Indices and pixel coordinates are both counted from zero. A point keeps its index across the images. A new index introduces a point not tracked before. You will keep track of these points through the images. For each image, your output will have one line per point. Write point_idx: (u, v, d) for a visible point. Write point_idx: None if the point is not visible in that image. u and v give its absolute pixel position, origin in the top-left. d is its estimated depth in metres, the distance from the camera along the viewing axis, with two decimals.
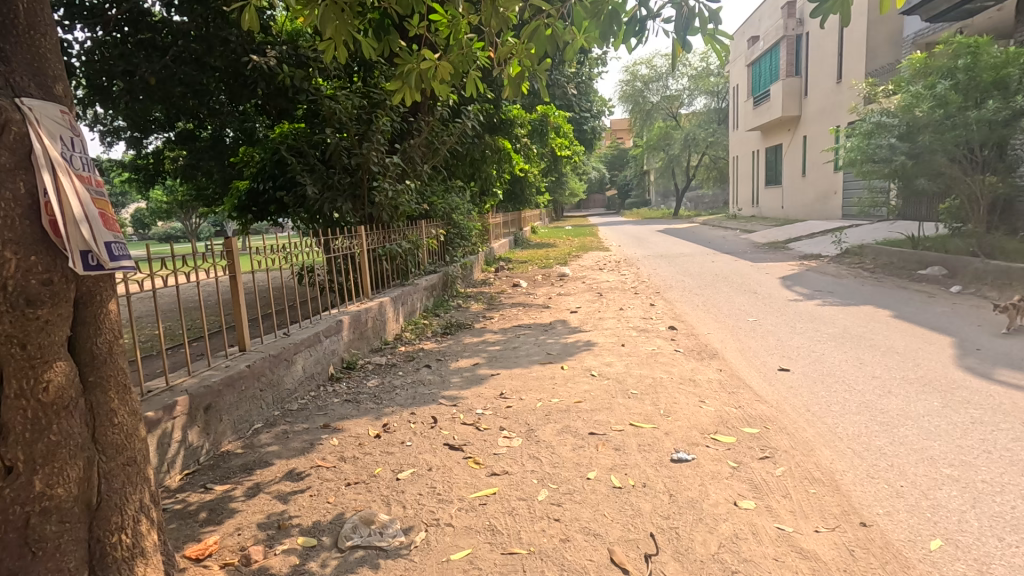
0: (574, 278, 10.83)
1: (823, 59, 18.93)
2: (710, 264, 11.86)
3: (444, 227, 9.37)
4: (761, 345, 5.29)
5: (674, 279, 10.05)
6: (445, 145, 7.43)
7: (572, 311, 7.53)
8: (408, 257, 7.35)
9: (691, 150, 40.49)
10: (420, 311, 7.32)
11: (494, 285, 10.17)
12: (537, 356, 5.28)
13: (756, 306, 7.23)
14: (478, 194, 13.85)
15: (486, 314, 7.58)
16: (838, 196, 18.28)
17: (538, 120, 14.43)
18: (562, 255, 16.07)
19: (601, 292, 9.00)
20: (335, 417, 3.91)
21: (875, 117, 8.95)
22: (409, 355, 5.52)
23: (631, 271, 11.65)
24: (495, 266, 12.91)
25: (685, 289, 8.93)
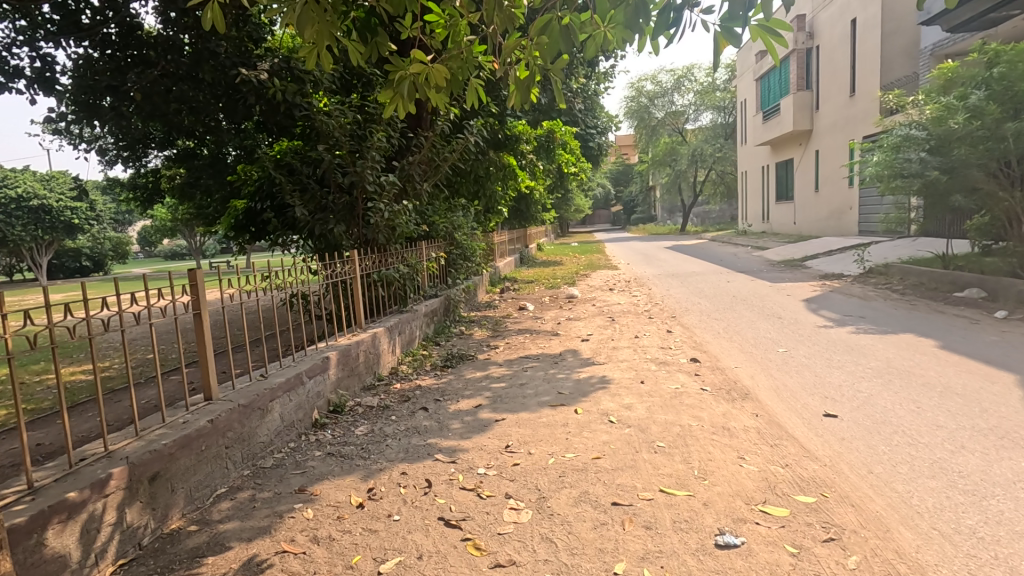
0: (583, 300, 10.30)
1: (836, 72, 18.52)
2: (726, 284, 11.31)
3: (446, 248, 8.89)
4: (797, 383, 4.73)
5: (690, 302, 9.49)
6: (446, 162, 6.96)
7: (583, 339, 6.99)
8: (407, 282, 6.83)
9: (699, 166, 40.11)
10: (419, 340, 6.80)
11: (500, 309, 9.65)
12: (547, 396, 4.73)
13: (783, 333, 6.66)
14: (483, 212, 13.41)
15: (491, 343, 7.04)
16: (855, 211, 17.71)
17: (544, 136, 13.99)
18: (570, 274, 15.57)
19: (613, 316, 8.46)
20: (314, 476, 3.37)
21: (903, 130, 8.42)
22: (404, 394, 4.97)
23: (643, 292, 11.10)
24: (500, 286, 12.40)
25: (702, 313, 8.37)
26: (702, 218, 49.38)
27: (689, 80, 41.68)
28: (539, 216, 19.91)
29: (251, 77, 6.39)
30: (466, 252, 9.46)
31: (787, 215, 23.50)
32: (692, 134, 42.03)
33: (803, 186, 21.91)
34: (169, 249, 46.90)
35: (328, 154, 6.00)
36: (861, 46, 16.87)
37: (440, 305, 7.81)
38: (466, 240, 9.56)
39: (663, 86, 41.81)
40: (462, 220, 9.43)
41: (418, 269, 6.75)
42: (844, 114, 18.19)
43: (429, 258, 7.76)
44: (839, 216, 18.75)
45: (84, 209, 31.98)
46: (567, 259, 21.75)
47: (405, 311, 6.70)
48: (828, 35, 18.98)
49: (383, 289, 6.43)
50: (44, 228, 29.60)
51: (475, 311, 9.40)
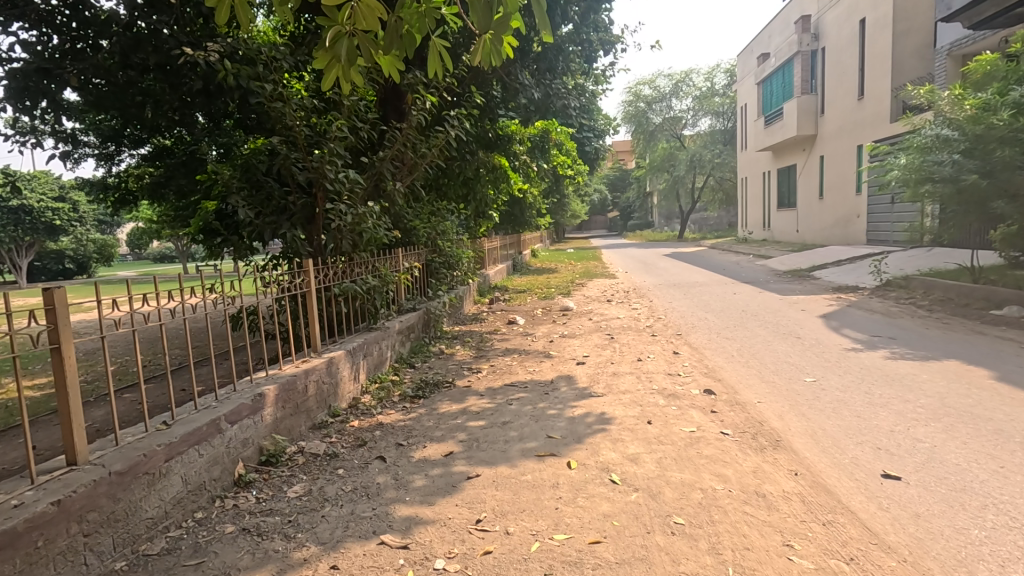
0: (579, 313, 9.46)
1: (843, 75, 17.85)
2: (733, 297, 10.49)
3: (425, 255, 8.06)
4: (837, 426, 3.90)
5: (696, 316, 8.64)
6: (424, 159, 6.13)
7: (578, 361, 6.14)
8: (378, 295, 5.94)
9: (697, 172, 39.44)
10: (390, 362, 5.93)
11: (487, 323, 8.78)
12: (534, 441, 3.88)
13: (806, 357, 5.83)
14: (472, 216, 12.66)
15: (473, 366, 6.17)
16: (863, 219, 16.96)
17: (539, 136, 13.15)
18: (564, 282, 14.75)
19: (612, 333, 7.62)
20: (213, 569, 2.49)
21: (932, 130, 7.73)
22: (359, 436, 4.09)
23: (643, 305, 10.27)
24: (490, 297, 11.55)
25: (710, 331, 7.53)
26: (699, 224, 48.76)
27: (688, 85, 41.09)
28: (533, 221, 19.15)
29: (201, 57, 5.53)
30: (447, 259, 8.61)
31: (790, 223, 22.78)
32: (690, 139, 41.41)
33: (807, 192, 21.17)
34: (158, 251, 45.89)
35: (284, 147, 5.15)
36: (871, 47, 16.19)
37: (417, 320, 6.93)
38: (448, 246, 8.72)
39: (661, 90, 41.26)
40: (444, 224, 8.60)
41: (391, 281, 5.87)
42: (851, 118, 17.49)
43: (404, 267, 6.88)
44: (845, 224, 18.01)
45: (68, 210, 30.67)
46: (563, 266, 20.94)
47: (376, 329, 5.81)
48: (835, 36, 18.31)
49: (349, 304, 5.55)
50: (25, 228, 28.62)
51: (459, 325, 8.53)
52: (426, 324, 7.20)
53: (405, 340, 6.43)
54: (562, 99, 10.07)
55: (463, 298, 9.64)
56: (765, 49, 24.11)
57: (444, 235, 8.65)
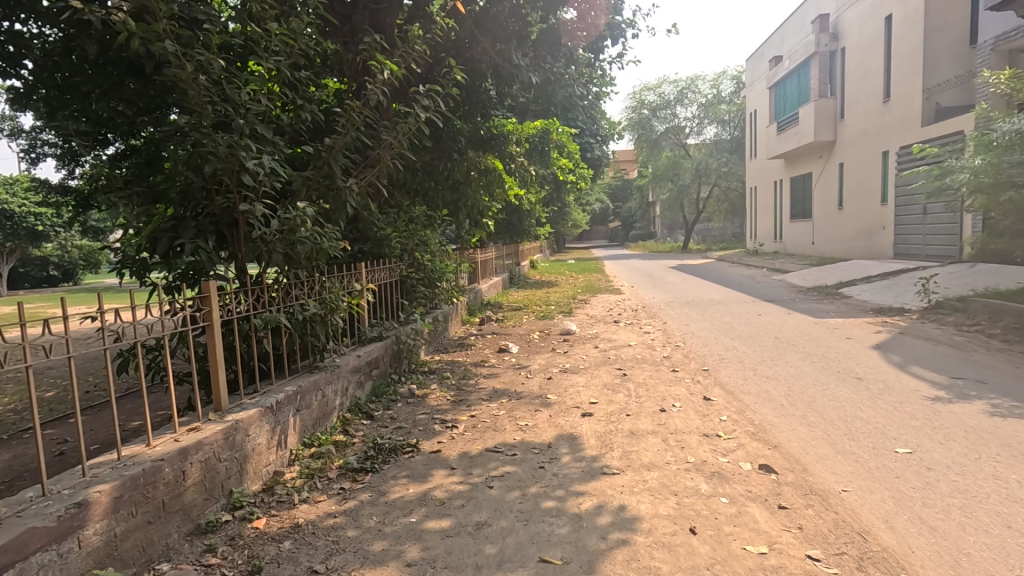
0: (583, 339, 8.08)
1: (866, 76, 16.65)
2: (759, 320, 9.12)
3: (395, 267, 6.69)
4: (988, 550, 2.54)
5: (722, 345, 7.27)
6: (386, 150, 4.81)
7: (584, 412, 4.76)
8: (326, 327, 4.54)
9: (703, 181, 38.13)
10: (338, 413, 4.54)
11: (474, 351, 7.44)
12: (520, 570, 2.51)
13: (882, 410, 4.47)
14: (463, 226, 11.42)
15: (449, 418, 4.79)
16: (890, 231, 15.65)
17: (538, 135, 11.87)
18: (566, 298, 13.37)
19: (623, 369, 6.25)
20: None
21: (1014, 124, 6.52)
22: (254, 554, 2.70)
23: (656, 329, 8.91)
24: (480, 316, 10.16)
25: (743, 366, 6.15)
26: (703, 235, 47.57)
27: (693, 92, 39.92)
28: (532, 231, 17.87)
29: (86, 13, 4.10)
30: (425, 274, 7.25)
31: (804, 234, 21.48)
32: (693, 148, 40.25)
33: (823, 201, 19.88)
34: None
35: (190, 129, 3.72)
36: (899, 46, 14.98)
37: (381, 352, 5.56)
38: (424, 255, 7.38)
39: (666, 97, 40.01)
40: (420, 229, 7.28)
41: (346, 307, 4.51)
42: (876, 122, 16.22)
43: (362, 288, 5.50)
44: (868, 236, 16.72)
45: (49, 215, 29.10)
46: (563, 279, 19.53)
47: (318, 371, 4.45)
48: (856, 35, 17.13)
49: (278, 337, 4.19)
50: (4, 235, 27.06)
51: (442, 354, 7.19)
52: (394, 357, 5.82)
53: (360, 382, 5.06)
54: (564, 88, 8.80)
55: (447, 320, 8.31)
56: (777, 52, 22.97)
57: (424, 245, 7.34)
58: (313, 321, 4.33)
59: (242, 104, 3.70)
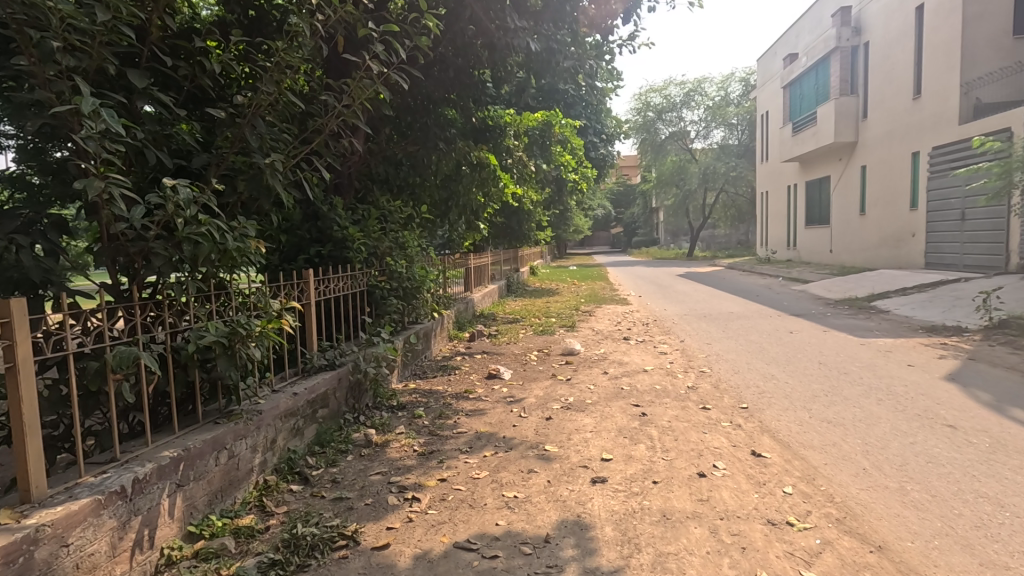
0: (588, 362, 6.81)
1: (893, 72, 15.50)
2: (793, 340, 7.84)
3: (358, 274, 5.49)
4: None
5: (758, 374, 5.99)
6: (331, 118, 3.59)
7: (594, 477, 3.49)
8: (249, 361, 3.30)
9: (709, 187, 36.92)
10: (252, 478, 3.29)
11: (458, 377, 6.16)
12: None
13: (1013, 484, 3.19)
14: (451, 228, 10.24)
15: (410, 483, 3.51)
16: (920, 238, 14.44)
17: (539, 128, 10.68)
18: (567, 309, 12.11)
19: (641, 407, 4.97)
20: None
21: None
22: None
23: (674, 349, 7.63)
24: (469, 331, 8.88)
25: (794, 405, 4.85)
26: (708, 242, 46.35)
27: (699, 95, 38.87)
28: (532, 234, 16.69)
29: None
30: (399, 283, 6.01)
31: (821, 241, 20.27)
32: (699, 153, 39.16)
33: (842, 206, 18.68)
34: None
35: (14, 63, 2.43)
36: (933, 37, 13.79)
37: (330, 386, 4.33)
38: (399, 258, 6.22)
39: (671, 100, 38.88)
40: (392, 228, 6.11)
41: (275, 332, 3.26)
42: (905, 120, 15.03)
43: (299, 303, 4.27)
44: (895, 244, 15.52)
45: None
46: (564, 286, 18.30)
47: (226, 421, 3.20)
48: (882, 28, 15.99)
49: (157, 375, 2.93)
50: None
51: (419, 381, 5.94)
52: (350, 392, 4.59)
53: (296, 430, 3.81)
54: (568, 62, 7.59)
55: (428, 338, 7.06)
56: (793, 49, 21.83)
57: (399, 250, 6.11)
58: (216, 350, 3.06)
59: (51, 8, 2.20)
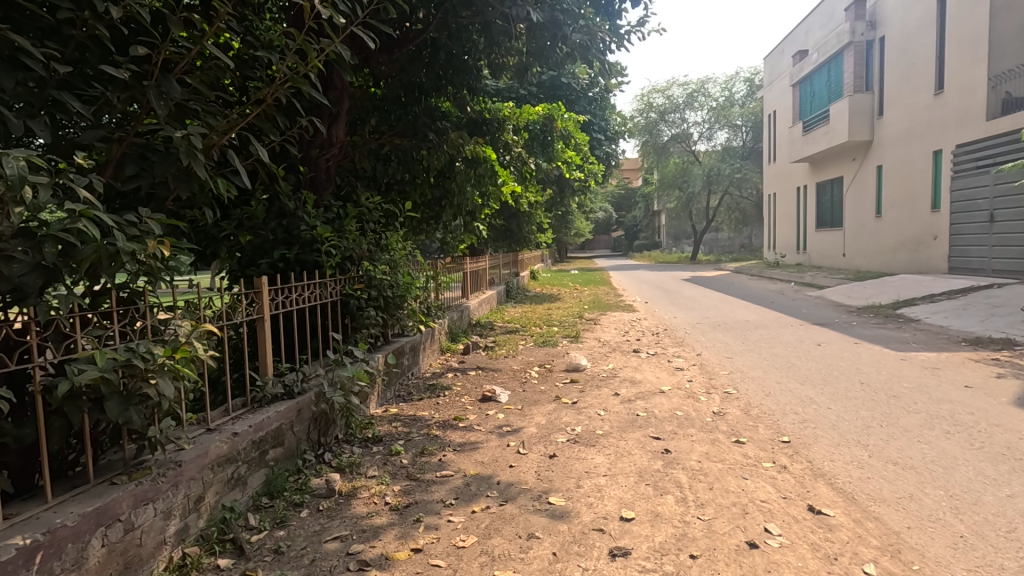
0: (595, 381, 6.00)
1: (912, 67, 14.79)
2: (824, 354, 7.02)
3: (330, 282, 4.73)
4: None
5: (794, 398, 5.17)
6: (277, 86, 2.84)
7: (614, 549, 2.70)
8: (160, 404, 2.48)
9: (712, 189, 36.09)
10: (164, 556, 2.49)
11: (447, 400, 5.35)
12: None
13: None
14: (444, 229, 9.47)
15: (374, 555, 2.70)
16: (943, 241, 13.69)
17: (540, 122, 9.90)
18: (569, 317, 11.29)
19: (663, 441, 4.16)
20: None
21: None
22: None
23: (691, 366, 6.81)
24: (462, 342, 8.07)
25: (846, 440, 4.05)
26: (711, 245, 45.55)
27: (703, 95, 38.04)
28: (532, 237, 15.89)
29: None
30: (378, 291, 5.21)
31: (833, 244, 19.50)
32: (703, 155, 38.35)
33: (856, 208, 17.93)
34: None
35: None
36: (957, 29, 13.09)
37: (286, 420, 3.54)
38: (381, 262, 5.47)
39: (674, 100, 38.01)
40: (374, 228, 5.35)
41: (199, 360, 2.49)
42: (926, 118, 14.30)
43: (240, 322, 3.48)
44: (915, 248, 14.75)
45: None
46: (566, 291, 17.45)
47: (124, 481, 2.40)
48: (900, 22, 15.28)
49: (14, 428, 2.13)
50: None
51: (403, 406, 5.17)
52: (315, 425, 3.82)
53: (235, 480, 3.02)
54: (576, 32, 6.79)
55: (415, 353, 6.28)
56: (803, 45, 21.10)
57: (380, 252, 5.32)
58: (103, 391, 2.23)
59: None
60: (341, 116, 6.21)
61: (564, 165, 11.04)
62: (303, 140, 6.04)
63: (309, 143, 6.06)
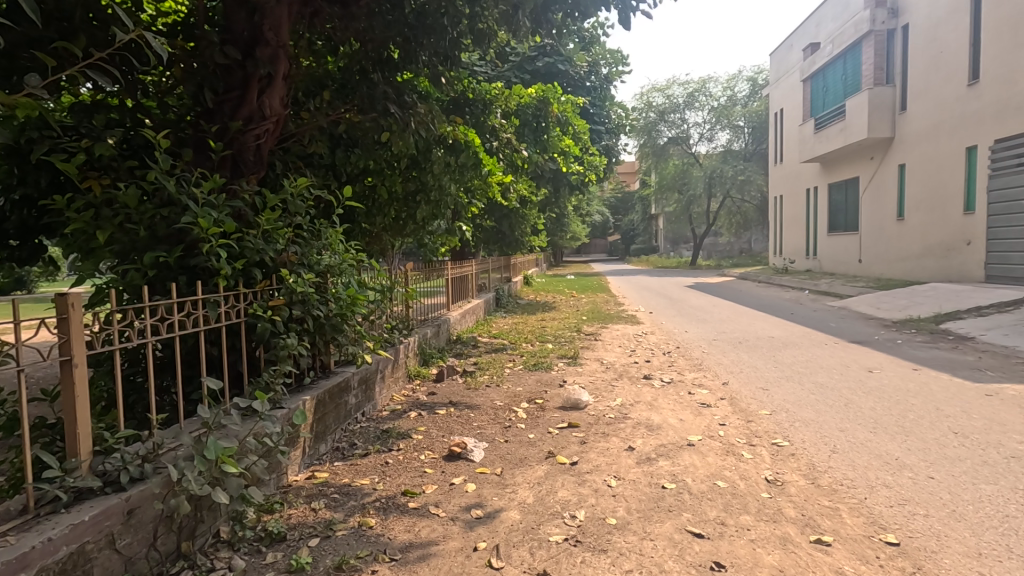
0: (599, 425, 4.59)
1: (941, 57, 13.58)
2: (883, 385, 5.64)
3: (226, 297, 3.33)
4: None
5: (874, 459, 3.78)
6: None
7: None
8: None
9: (714, 192, 34.83)
10: None
11: (401, 457, 3.96)
12: None
13: None
14: (420, 229, 8.10)
15: None
16: (978, 247, 12.51)
17: (531, 106, 8.56)
18: (565, 330, 9.91)
19: (709, 544, 2.76)
20: None
21: None
22: None
23: (719, 401, 5.41)
24: (436, 365, 6.66)
25: (988, 547, 2.68)
26: (710, 250, 44.42)
27: (704, 95, 36.74)
28: (525, 239, 14.48)
29: None
30: (303, 309, 3.80)
31: (848, 250, 18.25)
32: (703, 156, 37.08)
33: (874, 211, 16.69)
34: None
35: None
36: (996, 13, 11.89)
37: (93, 536, 2.12)
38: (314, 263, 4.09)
39: (674, 100, 36.69)
40: (303, 221, 3.96)
41: None
42: (956, 111, 13.11)
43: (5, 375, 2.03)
44: (944, 254, 13.52)
45: None
46: (562, 299, 16.05)
47: None
48: (927, 8, 14.08)
49: None
50: None
51: (338, 467, 3.82)
52: (170, 527, 2.44)
53: None
54: None
55: (367, 388, 4.92)
56: (814, 38, 19.90)
57: (309, 255, 3.93)
58: None
59: None
60: (277, 80, 4.85)
61: (561, 158, 9.71)
62: (231, 104, 4.73)
63: (240, 103, 4.75)
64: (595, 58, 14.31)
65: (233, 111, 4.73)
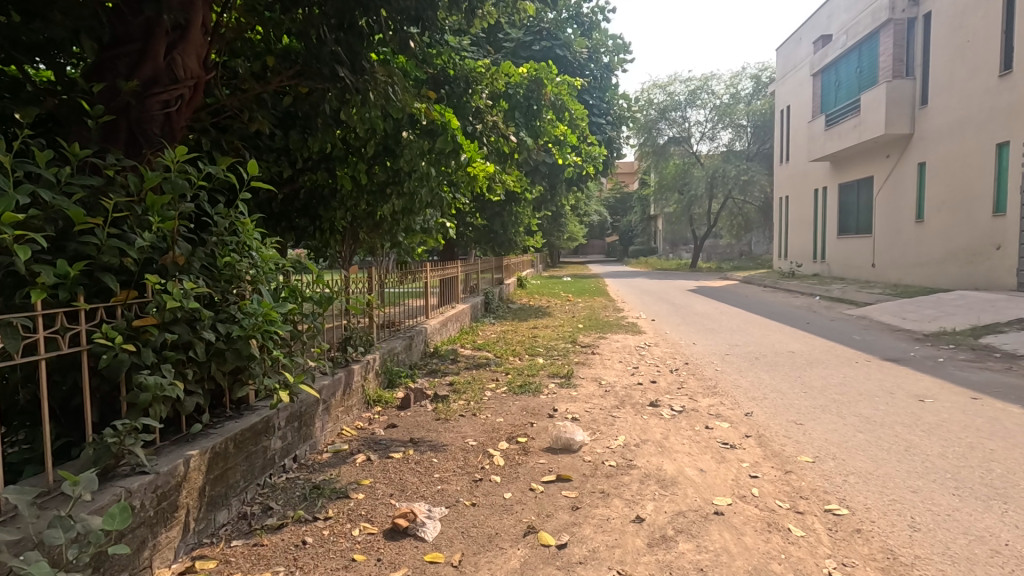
0: (595, 480, 3.55)
1: (968, 46, 12.60)
2: (947, 420, 4.60)
3: (52, 318, 2.26)
4: None
5: (976, 545, 2.74)
6: None
7: None
8: None
9: (715, 192, 33.83)
10: None
11: (326, 534, 2.90)
12: None
13: None
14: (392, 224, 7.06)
15: None
16: (1009, 251, 11.52)
17: (522, 86, 7.50)
18: (558, 340, 8.87)
19: None
20: None
21: None
22: None
23: (745, 440, 4.37)
24: (402, 386, 5.60)
25: None
26: (710, 253, 43.48)
27: (707, 93, 35.73)
28: (519, 239, 13.42)
29: None
30: (185, 333, 2.71)
31: (860, 253, 17.24)
32: (705, 156, 36.10)
33: (889, 212, 15.69)
34: None
35: None
36: None
37: None
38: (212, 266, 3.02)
39: (675, 97, 35.69)
40: (195, 209, 2.90)
41: None
42: (986, 104, 12.11)
43: None
44: (970, 259, 12.55)
45: None
46: (557, 303, 14.99)
47: None
48: None
49: None
50: None
51: (234, 550, 2.76)
52: None
53: None
54: None
55: (299, 427, 3.85)
56: (826, 30, 18.92)
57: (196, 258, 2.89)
58: None
59: None
60: (192, 32, 3.87)
61: (557, 148, 8.65)
62: (127, 61, 3.76)
63: (140, 59, 3.77)
64: (595, 45, 13.28)
65: (129, 69, 3.78)
